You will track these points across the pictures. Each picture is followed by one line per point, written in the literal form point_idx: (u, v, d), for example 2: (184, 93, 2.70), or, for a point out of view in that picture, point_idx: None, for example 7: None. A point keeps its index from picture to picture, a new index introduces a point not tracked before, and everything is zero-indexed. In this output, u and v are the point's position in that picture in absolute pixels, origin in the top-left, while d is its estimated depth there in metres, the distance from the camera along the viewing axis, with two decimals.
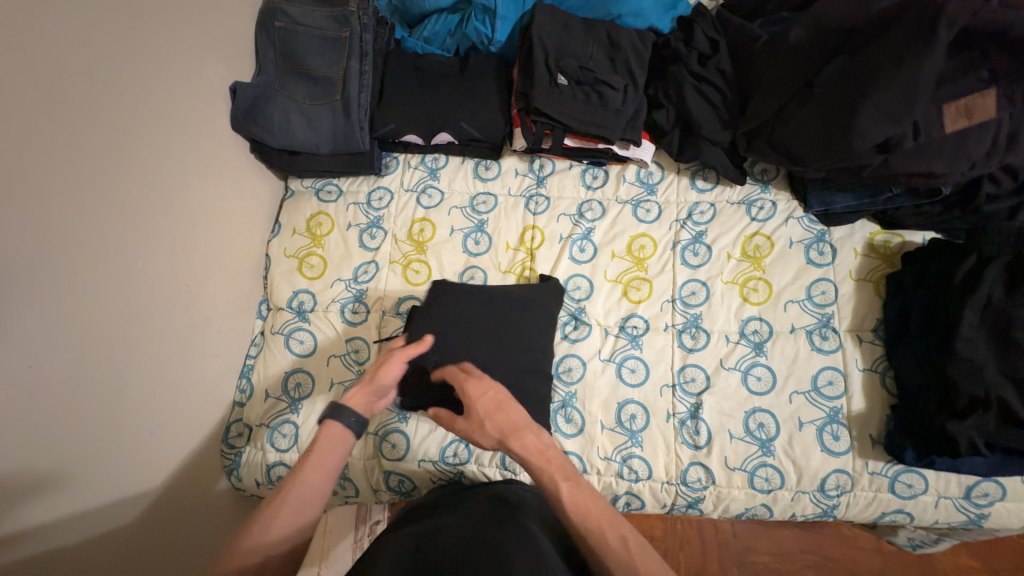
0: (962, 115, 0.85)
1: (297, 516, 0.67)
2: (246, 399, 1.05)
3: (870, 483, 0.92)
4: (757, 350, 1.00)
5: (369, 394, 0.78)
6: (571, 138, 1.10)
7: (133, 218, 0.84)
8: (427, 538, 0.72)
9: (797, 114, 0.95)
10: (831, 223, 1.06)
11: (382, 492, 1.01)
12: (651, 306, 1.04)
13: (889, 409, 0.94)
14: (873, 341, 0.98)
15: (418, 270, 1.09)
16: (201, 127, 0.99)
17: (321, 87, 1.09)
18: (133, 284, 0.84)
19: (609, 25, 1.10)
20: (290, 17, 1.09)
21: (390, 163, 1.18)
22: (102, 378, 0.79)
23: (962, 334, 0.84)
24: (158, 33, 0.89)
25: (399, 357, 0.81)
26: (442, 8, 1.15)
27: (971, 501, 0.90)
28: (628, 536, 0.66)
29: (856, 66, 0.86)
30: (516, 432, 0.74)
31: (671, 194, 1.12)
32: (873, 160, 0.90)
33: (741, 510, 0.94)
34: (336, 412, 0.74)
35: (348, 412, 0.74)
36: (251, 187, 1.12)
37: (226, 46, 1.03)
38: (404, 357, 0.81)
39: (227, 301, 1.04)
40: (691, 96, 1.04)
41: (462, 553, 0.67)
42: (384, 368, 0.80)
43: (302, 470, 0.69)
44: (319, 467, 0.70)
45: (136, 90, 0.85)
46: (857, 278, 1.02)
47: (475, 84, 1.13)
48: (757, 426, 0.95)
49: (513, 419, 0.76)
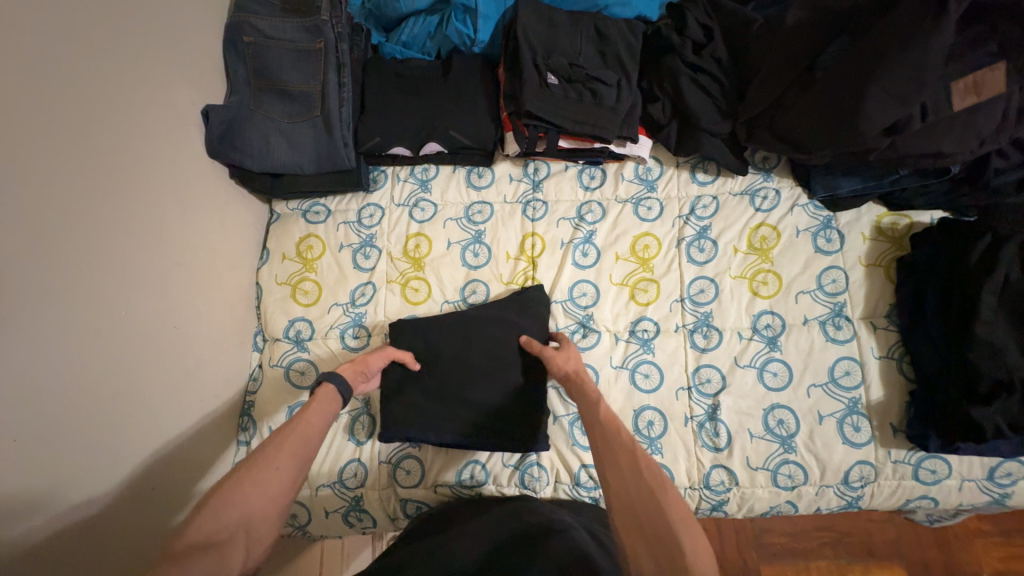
0: (971, 91, 0.82)
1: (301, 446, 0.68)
2: (251, 438, 1.01)
3: (894, 471, 0.91)
4: (771, 345, 0.98)
5: (356, 368, 0.86)
6: (565, 139, 1.06)
7: (116, 263, 0.79)
8: (444, 558, 0.70)
9: (799, 101, 0.92)
10: (837, 209, 1.03)
11: (399, 520, 0.98)
12: (659, 308, 1.01)
13: (908, 396, 0.93)
14: (888, 327, 0.97)
15: (417, 288, 1.05)
16: (175, 158, 0.92)
17: (299, 103, 1.03)
18: (121, 334, 0.80)
19: (596, 17, 1.05)
20: (259, 30, 1.02)
21: (378, 177, 1.14)
22: (100, 436, 0.75)
23: (982, 318, 0.83)
24: (123, 61, 0.82)
25: (390, 353, 0.91)
26: (419, 9, 1.09)
27: (995, 481, 0.90)
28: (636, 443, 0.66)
29: (861, 45, 0.82)
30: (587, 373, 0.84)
31: (671, 189, 1.08)
32: (880, 144, 0.87)
33: (765, 509, 0.93)
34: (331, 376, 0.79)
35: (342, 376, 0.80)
36: (236, 214, 1.07)
37: (195, 67, 0.96)
38: (393, 355, 0.91)
39: (219, 337, 1.00)
40: (688, 88, 1.00)
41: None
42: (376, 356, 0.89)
43: (309, 410, 0.72)
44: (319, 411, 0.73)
45: (106, 126, 0.79)
46: (867, 263, 1.00)
47: (460, 88, 1.08)
48: (777, 423, 0.93)
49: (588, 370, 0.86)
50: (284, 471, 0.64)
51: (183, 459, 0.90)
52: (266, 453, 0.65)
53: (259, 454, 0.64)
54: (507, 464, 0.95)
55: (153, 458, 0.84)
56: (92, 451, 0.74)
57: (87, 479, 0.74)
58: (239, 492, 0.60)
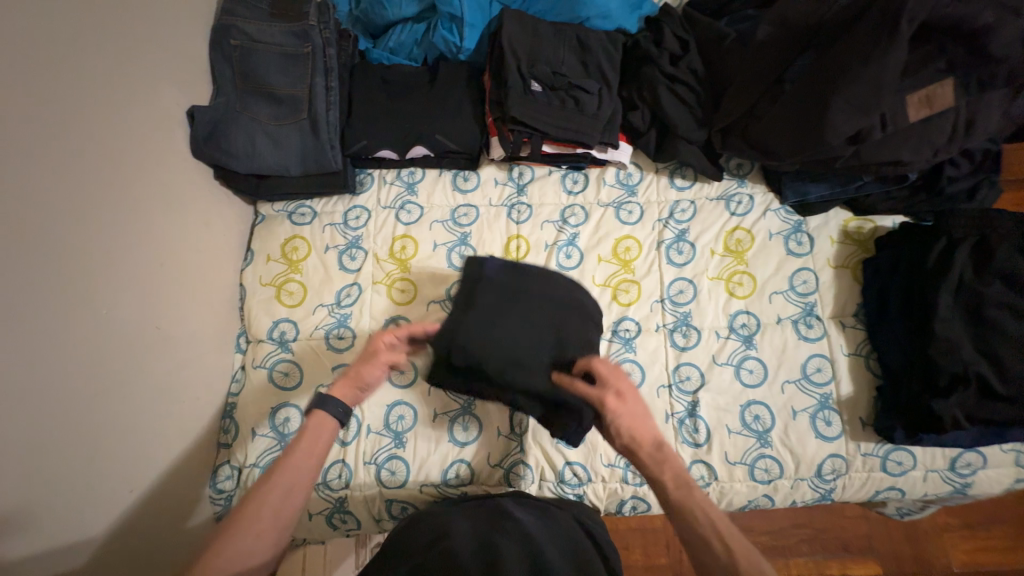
0: (925, 104, 0.88)
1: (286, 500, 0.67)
2: (232, 440, 0.99)
3: (863, 464, 0.95)
4: (747, 343, 1.01)
5: (348, 383, 0.78)
6: (549, 144, 1.09)
7: (97, 262, 0.78)
8: (432, 551, 0.70)
9: (770, 111, 0.96)
10: (807, 214, 1.08)
11: (384, 521, 0.98)
12: (641, 308, 1.04)
13: (876, 390, 0.97)
14: (856, 325, 1.01)
15: (404, 289, 1.06)
16: (159, 157, 0.92)
17: (286, 106, 1.04)
18: (101, 334, 0.78)
19: (578, 28, 1.09)
20: (246, 34, 1.03)
21: (365, 180, 1.15)
22: (78, 439, 0.74)
23: (940, 315, 0.88)
24: (109, 61, 0.83)
25: (385, 361, 0.79)
26: (407, 17, 1.12)
27: (956, 472, 0.95)
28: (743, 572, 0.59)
29: (823, 62, 0.88)
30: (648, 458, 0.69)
31: (651, 193, 1.12)
32: (846, 152, 0.93)
33: (744, 503, 0.96)
34: (322, 402, 0.74)
35: (334, 402, 0.75)
36: (220, 215, 1.06)
37: (181, 69, 0.97)
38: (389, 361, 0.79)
39: (203, 339, 0.99)
40: (665, 97, 1.05)
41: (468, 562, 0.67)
42: (369, 367, 0.78)
43: (294, 451, 0.70)
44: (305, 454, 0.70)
45: (90, 125, 0.79)
46: (836, 265, 1.05)
47: (447, 94, 1.11)
48: (753, 418, 0.97)
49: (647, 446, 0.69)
50: (266, 534, 0.65)
51: (162, 462, 0.88)
52: (253, 502, 0.66)
53: (244, 506, 0.66)
54: (492, 464, 0.96)
55: (131, 462, 0.82)
56: (69, 454, 0.72)
57: (62, 482, 0.72)
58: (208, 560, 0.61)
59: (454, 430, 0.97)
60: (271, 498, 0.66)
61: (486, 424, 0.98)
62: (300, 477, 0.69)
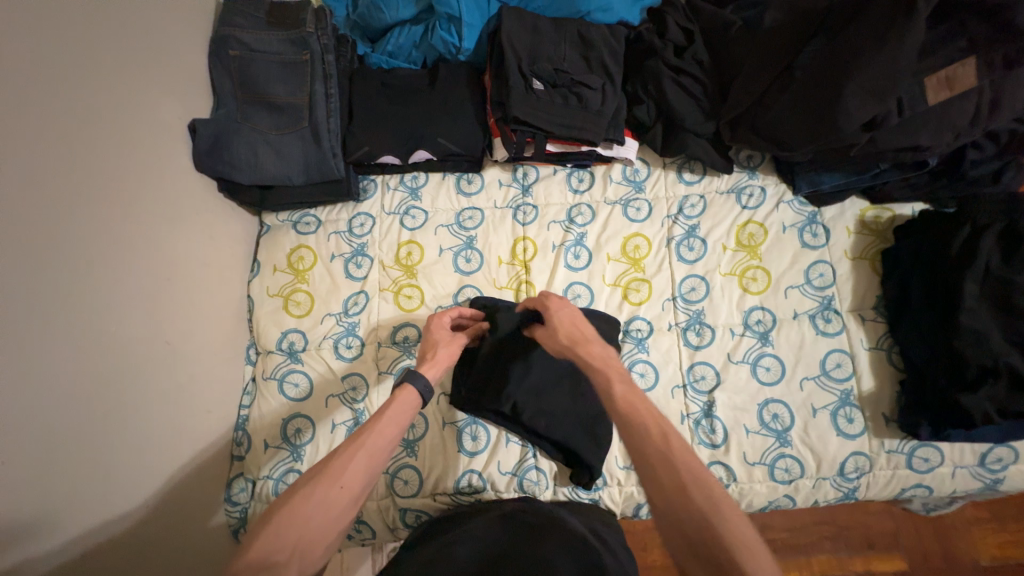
0: (944, 86, 0.85)
1: (371, 459, 0.66)
2: (244, 452, 0.99)
3: (888, 461, 0.92)
4: (763, 340, 0.99)
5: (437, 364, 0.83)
6: (553, 143, 1.07)
7: (104, 280, 0.78)
8: (448, 554, 0.70)
9: (779, 100, 0.93)
10: (821, 204, 1.05)
11: (399, 530, 0.97)
12: (652, 307, 1.02)
13: (898, 384, 0.94)
14: (876, 318, 0.98)
15: (411, 295, 1.05)
16: (162, 172, 0.92)
17: (286, 115, 1.03)
18: (113, 351, 0.78)
19: (578, 24, 1.07)
20: (244, 45, 1.02)
21: (368, 186, 1.14)
22: (92, 457, 0.74)
23: (966, 306, 0.85)
24: (108, 78, 0.82)
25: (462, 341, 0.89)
26: (404, 19, 1.11)
27: (986, 467, 0.91)
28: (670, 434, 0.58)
29: (835, 46, 0.85)
30: (585, 342, 0.76)
31: (659, 189, 1.10)
32: (860, 139, 0.90)
33: (764, 504, 0.94)
34: (411, 377, 0.77)
35: (421, 377, 0.77)
36: (225, 227, 1.06)
37: (180, 82, 0.96)
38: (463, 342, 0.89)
39: (211, 352, 0.98)
40: (671, 90, 1.02)
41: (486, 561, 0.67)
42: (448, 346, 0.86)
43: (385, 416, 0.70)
44: (392, 420, 0.71)
45: (91, 143, 0.78)
46: (853, 257, 1.02)
47: (448, 96, 1.09)
48: (771, 417, 0.94)
49: (585, 332, 0.78)
50: (348, 489, 0.63)
51: (176, 477, 0.88)
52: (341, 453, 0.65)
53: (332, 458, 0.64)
54: (504, 471, 0.94)
55: (147, 478, 0.82)
56: (85, 471, 0.72)
57: (80, 500, 0.72)
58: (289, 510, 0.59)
59: (464, 439, 0.96)
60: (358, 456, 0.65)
61: (496, 431, 0.97)
62: (383, 442, 0.68)
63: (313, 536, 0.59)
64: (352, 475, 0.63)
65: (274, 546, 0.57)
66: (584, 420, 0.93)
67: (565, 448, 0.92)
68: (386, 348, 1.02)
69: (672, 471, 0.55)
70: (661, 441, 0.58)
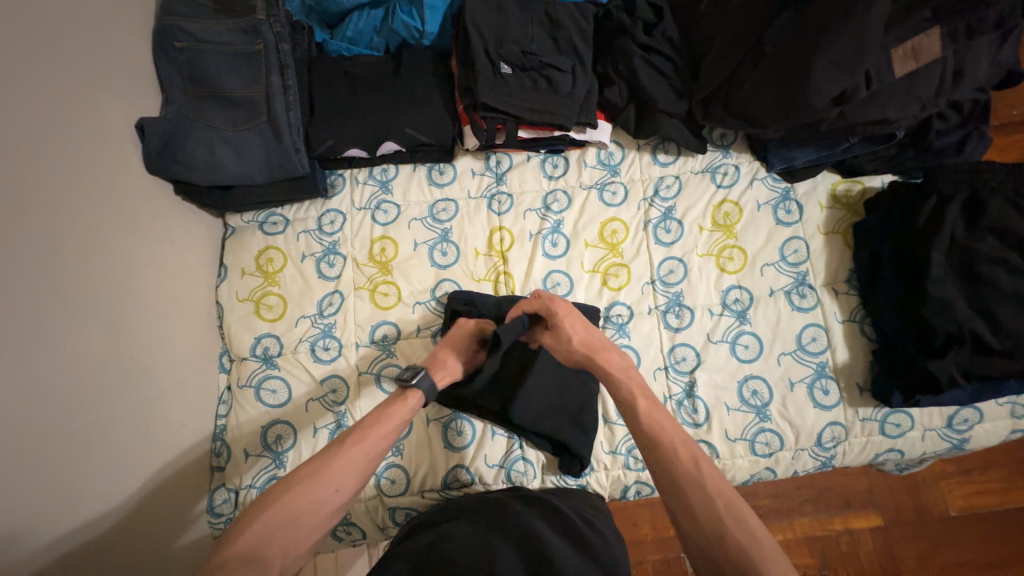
0: (910, 57, 0.85)
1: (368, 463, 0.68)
2: (224, 462, 0.97)
3: (862, 429, 0.95)
4: (741, 318, 1.00)
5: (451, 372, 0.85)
6: (525, 129, 1.04)
7: (55, 295, 0.73)
8: (434, 545, 0.70)
9: (750, 77, 0.92)
10: (794, 180, 1.06)
11: (389, 529, 0.97)
12: (632, 291, 1.02)
13: (871, 354, 0.97)
14: (849, 291, 1.00)
15: (387, 293, 1.03)
16: (111, 176, 0.86)
17: (243, 110, 0.98)
18: (71, 370, 0.74)
19: (545, 2, 1.03)
20: (191, 35, 0.96)
21: (336, 181, 1.10)
22: (60, 482, 0.70)
23: (933, 275, 0.87)
24: (43, 75, 0.76)
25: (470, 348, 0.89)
26: (362, 3, 1.05)
27: (953, 428, 0.95)
28: (698, 458, 0.65)
29: (805, 19, 0.84)
30: (602, 352, 0.80)
31: (634, 172, 1.09)
32: (830, 113, 0.90)
33: (746, 477, 0.96)
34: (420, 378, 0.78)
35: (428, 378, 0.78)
36: (185, 231, 1.01)
37: (122, 77, 0.89)
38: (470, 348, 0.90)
39: (181, 362, 0.94)
40: (642, 69, 1.00)
41: (475, 552, 0.67)
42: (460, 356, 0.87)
43: (386, 420, 0.72)
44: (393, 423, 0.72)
45: (29, 148, 0.72)
46: (826, 232, 1.03)
47: (414, 83, 1.05)
48: (751, 394, 0.96)
49: (601, 342, 0.82)
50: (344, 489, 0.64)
51: (152, 494, 0.85)
52: (340, 452, 0.66)
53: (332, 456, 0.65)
54: (492, 464, 0.94)
55: (119, 499, 0.79)
56: (52, 498, 0.69)
57: (50, 528, 0.68)
58: (288, 503, 0.60)
59: (449, 434, 0.95)
60: (356, 456, 0.66)
61: (481, 425, 0.97)
62: (380, 445, 0.70)
63: (307, 531, 0.60)
64: (347, 475, 0.65)
65: (269, 537, 0.57)
66: (568, 408, 0.93)
67: (550, 438, 0.93)
68: (365, 347, 1.00)
69: (698, 491, 0.62)
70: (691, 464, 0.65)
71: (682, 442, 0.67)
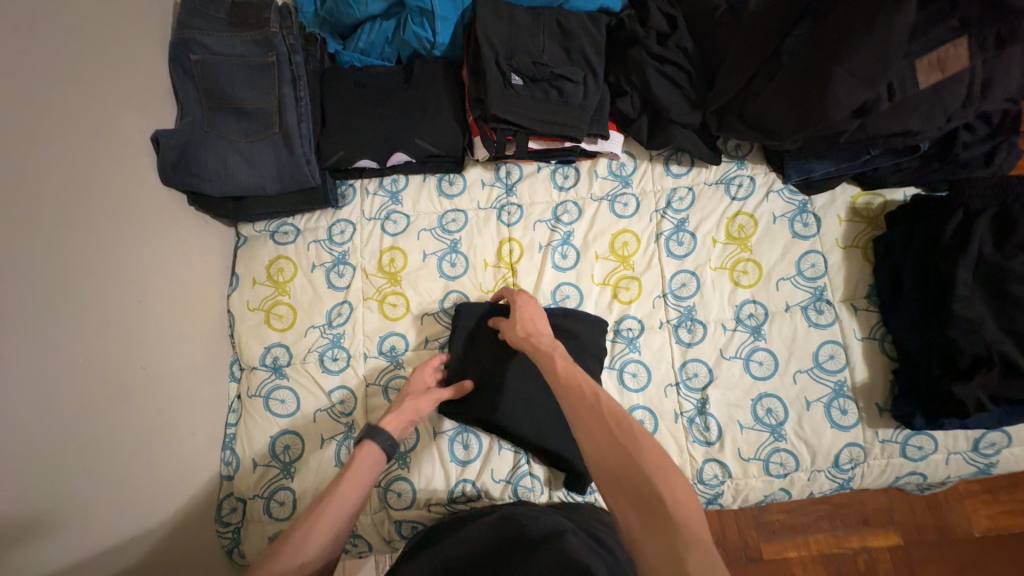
0: (935, 68, 0.82)
1: (332, 530, 0.63)
2: (233, 471, 0.97)
3: (882, 451, 0.92)
4: (755, 334, 0.97)
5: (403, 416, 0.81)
6: (535, 140, 1.03)
7: (67, 308, 0.74)
8: (438, 564, 0.69)
9: (766, 88, 0.90)
10: (811, 192, 1.03)
11: (395, 542, 0.96)
12: (642, 305, 1.00)
13: (891, 374, 0.93)
14: (868, 308, 0.97)
15: (395, 304, 1.03)
16: (126, 187, 0.87)
17: (255, 121, 0.98)
18: (82, 382, 0.74)
19: (557, 13, 1.02)
20: (207, 48, 0.97)
21: (347, 192, 1.10)
22: (68, 494, 0.71)
23: (959, 294, 0.84)
24: (61, 91, 0.77)
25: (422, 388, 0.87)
26: (375, 14, 1.06)
27: (979, 452, 0.91)
28: (599, 391, 0.65)
29: (824, 30, 0.82)
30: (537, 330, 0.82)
31: (646, 183, 1.07)
32: (850, 126, 0.87)
33: (760, 498, 0.94)
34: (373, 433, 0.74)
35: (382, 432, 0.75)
36: (198, 242, 1.02)
37: (138, 90, 0.91)
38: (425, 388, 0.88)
39: (193, 372, 0.95)
40: (655, 80, 0.98)
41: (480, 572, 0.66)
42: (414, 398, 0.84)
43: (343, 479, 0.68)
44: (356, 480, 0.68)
45: (45, 163, 0.74)
46: (845, 246, 1.01)
47: (425, 94, 1.05)
48: (765, 412, 0.94)
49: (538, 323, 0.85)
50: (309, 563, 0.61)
51: (161, 504, 0.85)
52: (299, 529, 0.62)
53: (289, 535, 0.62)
54: (498, 479, 0.93)
55: (129, 508, 0.80)
56: (60, 509, 0.70)
57: (57, 539, 0.69)
58: None
59: (456, 448, 0.95)
60: (317, 526, 0.63)
61: (488, 438, 0.96)
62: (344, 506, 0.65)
63: None
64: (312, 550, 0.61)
65: None
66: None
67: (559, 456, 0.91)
68: (373, 358, 1.00)
69: (599, 419, 0.61)
70: (593, 400, 0.64)
71: (589, 383, 0.67)
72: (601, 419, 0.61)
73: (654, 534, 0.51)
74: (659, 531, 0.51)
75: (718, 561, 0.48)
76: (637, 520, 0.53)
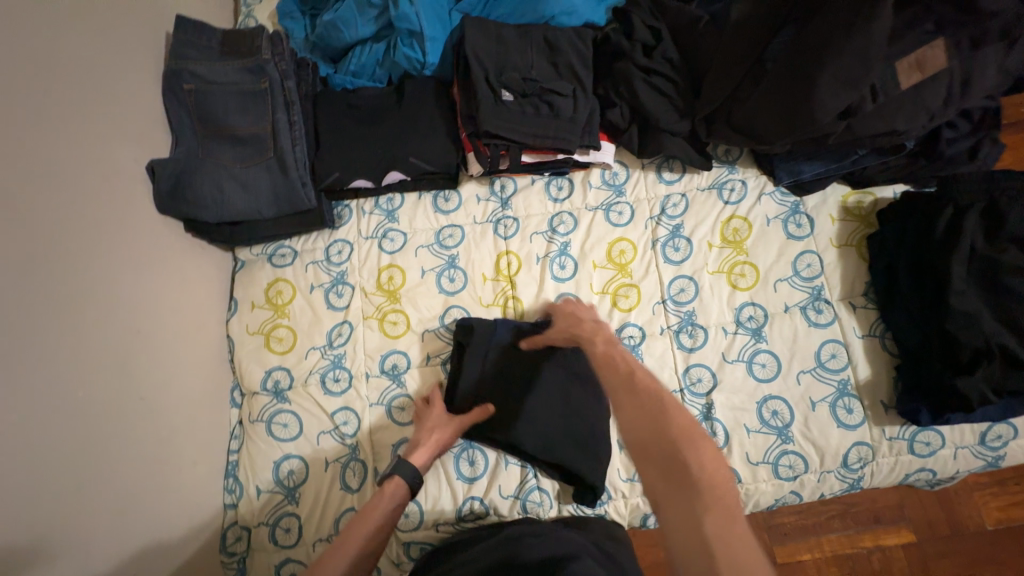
0: (915, 69, 0.84)
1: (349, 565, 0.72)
2: (237, 500, 0.95)
3: (890, 448, 0.91)
4: (756, 336, 0.98)
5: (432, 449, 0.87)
6: (528, 154, 1.04)
7: (65, 342, 0.73)
8: None
9: (752, 94, 0.92)
10: (803, 193, 1.05)
11: (404, 565, 0.94)
12: (643, 312, 1.00)
13: (894, 371, 0.94)
14: (866, 305, 0.97)
15: (396, 322, 1.02)
16: (122, 217, 0.87)
17: (250, 147, 0.99)
18: (81, 417, 0.74)
19: (544, 29, 1.04)
20: (199, 77, 0.98)
21: (342, 212, 1.10)
22: (68, 532, 0.69)
23: (955, 288, 0.84)
24: (54, 125, 0.77)
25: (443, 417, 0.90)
26: (364, 38, 1.08)
27: (986, 445, 0.91)
28: (635, 369, 0.67)
29: (804, 37, 0.84)
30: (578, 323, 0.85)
31: (640, 191, 1.08)
32: (836, 127, 0.89)
33: (771, 502, 0.93)
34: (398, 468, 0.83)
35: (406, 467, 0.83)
36: (195, 268, 1.01)
37: (133, 120, 0.91)
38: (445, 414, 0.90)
39: (193, 400, 0.94)
40: (642, 90, 1.00)
41: None
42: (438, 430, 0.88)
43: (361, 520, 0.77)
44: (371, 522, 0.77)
45: (40, 197, 0.74)
46: (839, 244, 1.01)
47: (417, 114, 1.06)
48: (771, 414, 0.93)
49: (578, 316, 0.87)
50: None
51: (163, 536, 0.83)
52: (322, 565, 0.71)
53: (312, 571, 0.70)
54: (506, 495, 0.92)
55: (131, 543, 0.78)
56: (60, 547, 0.68)
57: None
58: None
59: (462, 465, 0.94)
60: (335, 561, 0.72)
61: (494, 454, 0.95)
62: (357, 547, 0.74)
63: None
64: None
65: None
66: (580, 435, 0.91)
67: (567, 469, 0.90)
68: (375, 378, 0.99)
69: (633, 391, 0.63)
70: (627, 376, 0.66)
71: (627, 362, 0.69)
72: (634, 397, 0.62)
73: (677, 498, 0.51)
74: (685, 496, 0.51)
75: (742, 528, 0.47)
76: (662, 488, 0.53)
